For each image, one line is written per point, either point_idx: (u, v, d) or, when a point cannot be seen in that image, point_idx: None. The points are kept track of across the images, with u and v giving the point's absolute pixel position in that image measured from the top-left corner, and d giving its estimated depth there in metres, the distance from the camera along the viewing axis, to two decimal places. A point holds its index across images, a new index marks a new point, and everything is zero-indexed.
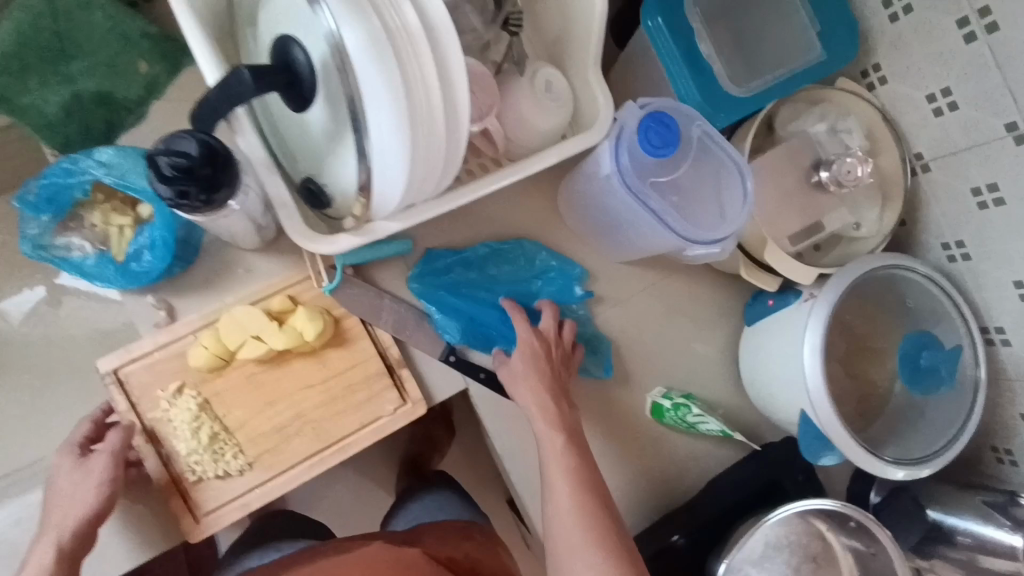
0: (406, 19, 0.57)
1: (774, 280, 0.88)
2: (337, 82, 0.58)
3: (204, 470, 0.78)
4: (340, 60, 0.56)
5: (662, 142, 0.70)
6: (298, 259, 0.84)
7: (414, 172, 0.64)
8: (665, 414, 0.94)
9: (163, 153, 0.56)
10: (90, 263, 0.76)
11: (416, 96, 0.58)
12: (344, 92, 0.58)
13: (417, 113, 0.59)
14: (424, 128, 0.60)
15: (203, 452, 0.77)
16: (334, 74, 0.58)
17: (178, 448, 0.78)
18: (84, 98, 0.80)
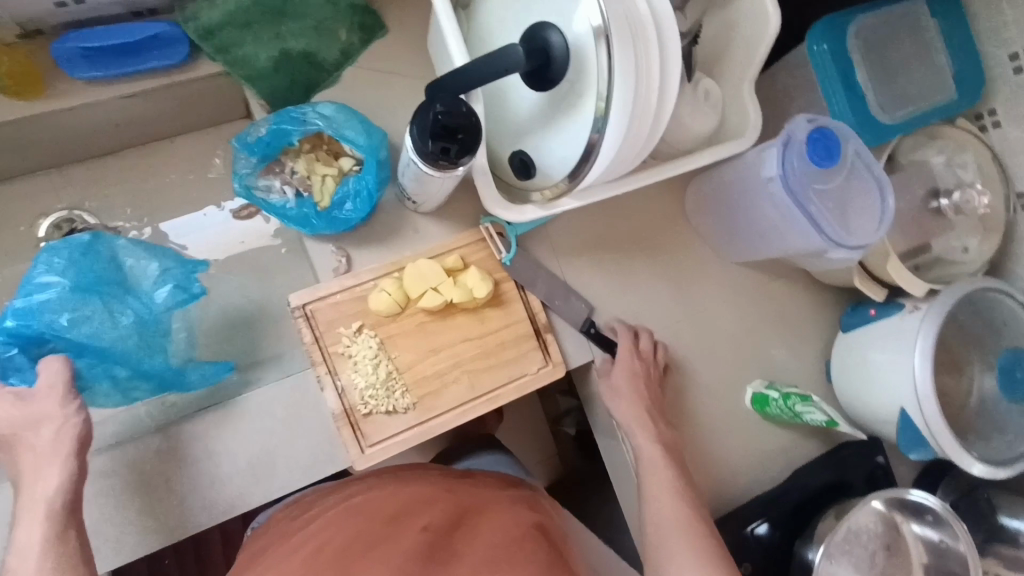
0: (639, 13, 0.66)
1: (881, 291, 0.97)
2: (587, 68, 0.66)
3: (375, 404, 0.85)
4: (599, 48, 0.64)
5: (826, 153, 0.79)
6: (463, 226, 0.93)
7: (624, 148, 0.71)
8: (771, 404, 1.01)
9: (440, 103, 0.63)
10: (290, 207, 0.82)
11: (644, 77, 0.66)
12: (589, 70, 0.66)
13: (642, 91, 0.67)
14: (642, 106, 0.68)
15: (377, 387, 0.85)
16: (587, 60, 0.66)
17: (356, 381, 0.85)
18: (293, 55, 0.87)
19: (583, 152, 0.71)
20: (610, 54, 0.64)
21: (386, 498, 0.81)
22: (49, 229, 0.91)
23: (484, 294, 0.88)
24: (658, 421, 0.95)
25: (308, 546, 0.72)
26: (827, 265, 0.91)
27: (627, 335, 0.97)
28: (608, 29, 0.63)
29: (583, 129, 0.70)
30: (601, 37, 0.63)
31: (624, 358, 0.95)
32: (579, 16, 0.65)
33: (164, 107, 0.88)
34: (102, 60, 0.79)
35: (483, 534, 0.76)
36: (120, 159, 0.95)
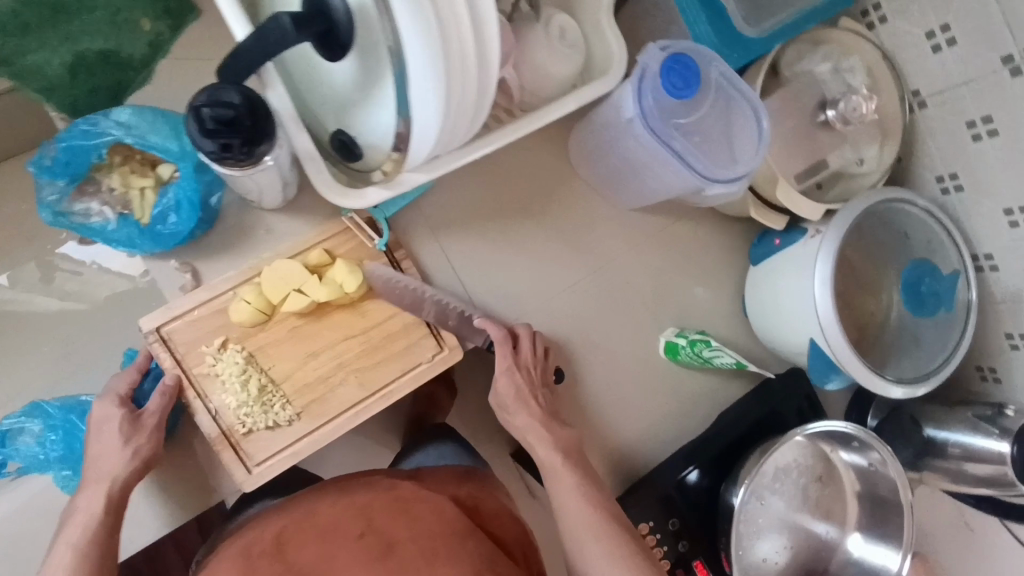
0: None
1: (781, 219, 0.92)
2: (371, 26, 0.57)
3: (254, 421, 0.79)
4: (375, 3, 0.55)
5: (683, 82, 0.72)
6: (320, 218, 0.85)
7: (449, 119, 0.63)
8: (680, 352, 0.98)
9: (206, 101, 0.55)
10: (112, 229, 0.74)
11: (450, 37, 0.56)
12: (385, 40, 0.57)
13: (451, 56, 0.57)
14: (458, 74, 0.59)
15: (252, 404, 0.79)
16: (370, 16, 0.56)
17: (228, 401, 0.79)
18: (89, 57, 0.78)
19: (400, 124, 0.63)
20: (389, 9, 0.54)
21: (313, 501, 0.82)
22: None
23: (353, 289, 0.81)
24: (554, 430, 0.88)
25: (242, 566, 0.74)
26: (712, 201, 0.85)
27: (503, 344, 0.87)
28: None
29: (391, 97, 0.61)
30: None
31: (504, 372, 0.87)
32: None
33: None
34: None
35: (412, 523, 0.78)
36: None
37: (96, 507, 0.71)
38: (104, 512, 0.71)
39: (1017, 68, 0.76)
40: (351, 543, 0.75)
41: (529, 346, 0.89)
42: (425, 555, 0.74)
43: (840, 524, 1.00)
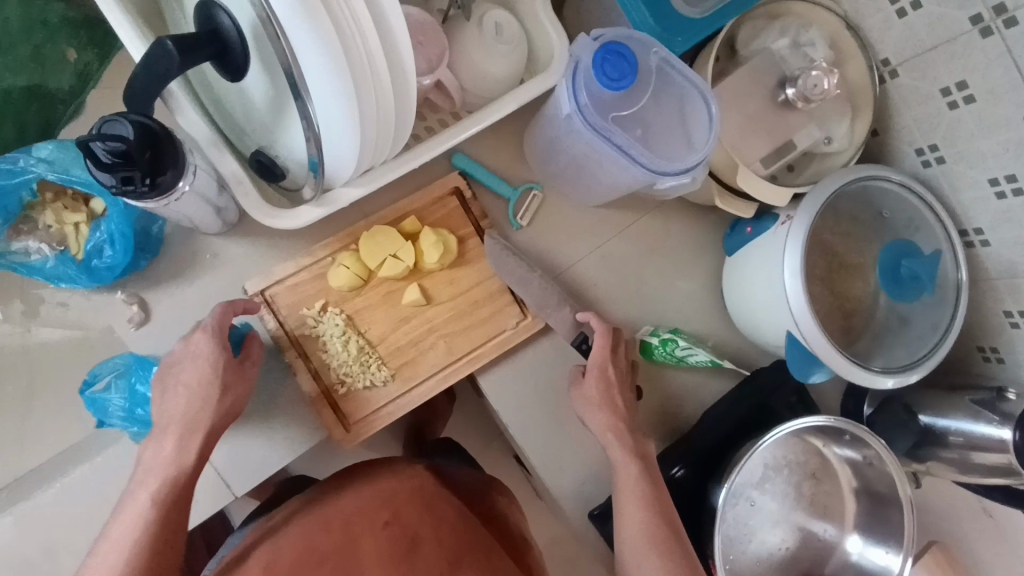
0: None
1: (749, 207, 0.86)
2: (262, 41, 0.54)
3: (353, 380, 0.83)
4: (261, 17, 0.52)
5: (619, 74, 0.67)
6: (266, 239, 0.83)
7: (367, 133, 0.61)
8: (654, 352, 0.93)
9: (98, 139, 0.53)
10: (50, 265, 0.73)
11: (354, 52, 0.54)
12: (280, 58, 0.54)
13: (359, 69, 0.55)
14: (371, 86, 0.57)
15: (352, 363, 0.83)
16: (259, 31, 0.54)
17: (329, 361, 0.83)
18: (14, 94, 0.76)
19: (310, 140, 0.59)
20: (274, 22, 0.51)
21: (350, 493, 0.80)
22: None
23: (438, 258, 0.84)
24: (634, 436, 0.83)
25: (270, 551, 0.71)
26: (671, 193, 0.81)
27: (602, 338, 0.84)
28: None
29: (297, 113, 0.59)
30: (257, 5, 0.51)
31: (596, 365, 0.84)
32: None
33: None
34: None
35: (444, 521, 0.75)
36: None
37: (170, 460, 0.68)
38: (178, 469, 0.67)
39: (987, 27, 0.69)
40: (378, 533, 0.72)
41: (623, 352, 0.86)
42: (452, 553, 0.70)
43: (838, 523, 0.94)
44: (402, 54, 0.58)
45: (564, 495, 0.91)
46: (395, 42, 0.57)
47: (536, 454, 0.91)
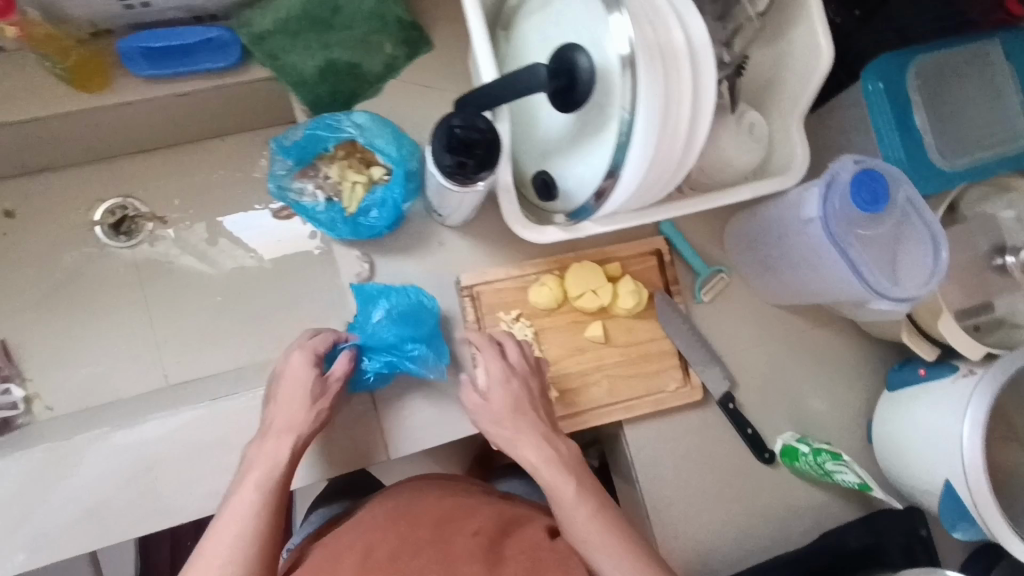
0: (672, 38, 0.65)
1: (933, 350, 0.90)
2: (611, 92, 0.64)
3: None
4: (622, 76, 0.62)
5: (872, 198, 0.74)
6: (487, 243, 0.93)
7: (651, 178, 0.70)
8: (801, 457, 0.94)
9: (457, 118, 0.64)
10: (319, 210, 0.84)
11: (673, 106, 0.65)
12: (619, 101, 0.64)
13: (671, 123, 0.65)
14: (672, 136, 0.66)
15: None
16: (613, 83, 0.64)
17: None
18: (338, 65, 0.88)
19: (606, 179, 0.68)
20: (633, 83, 0.62)
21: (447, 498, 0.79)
22: (104, 214, 0.99)
23: (632, 305, 0.91)
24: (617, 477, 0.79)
25: (366, 538, 0.71)
26: (869, 315, 0.85)
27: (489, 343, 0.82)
28: (635, 58, 0.61)
29: (603, 157, 0.68)
30: (624, 68, 0.62)
31: (514, 375, 0.81)
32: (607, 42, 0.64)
33: (219, 104, 0.93)
34: (158, 59, 0.84)
35: (574, 507, 0.72)
36: (174, 151, 1.01)
37: (279, 456, 0.70)
38: (275, 466, 0.68)
39: None
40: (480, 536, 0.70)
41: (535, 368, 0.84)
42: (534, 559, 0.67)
43: None
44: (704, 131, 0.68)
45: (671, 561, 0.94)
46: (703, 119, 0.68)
47: (653, 510, 0.95)
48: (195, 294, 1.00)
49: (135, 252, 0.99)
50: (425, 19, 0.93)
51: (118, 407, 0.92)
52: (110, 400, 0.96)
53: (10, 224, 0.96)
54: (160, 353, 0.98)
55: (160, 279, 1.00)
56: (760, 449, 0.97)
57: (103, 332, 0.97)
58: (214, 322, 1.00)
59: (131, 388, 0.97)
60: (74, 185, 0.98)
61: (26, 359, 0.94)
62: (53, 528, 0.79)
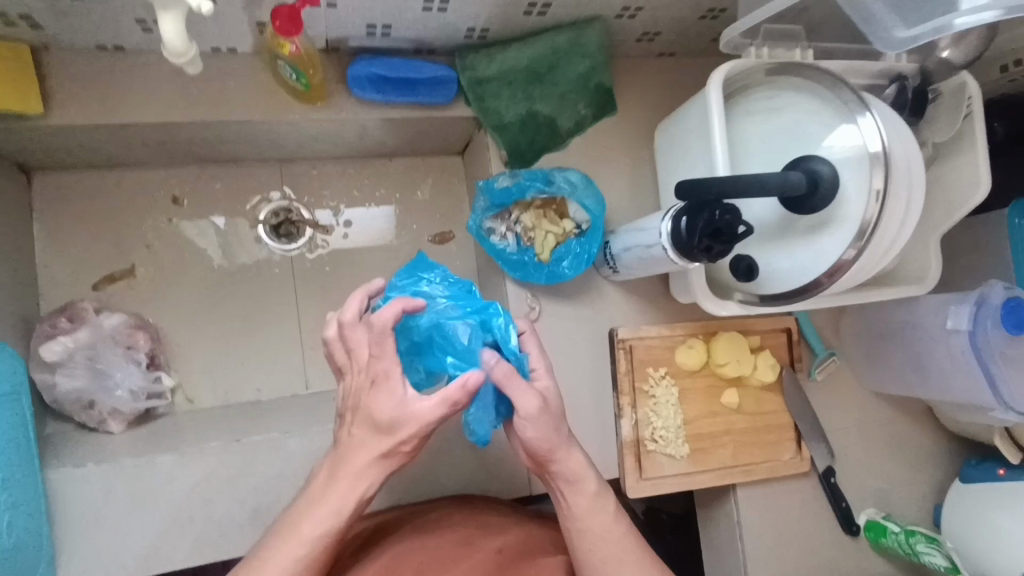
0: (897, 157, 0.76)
1: (1017, 454, 1.01)
2: (854, 190, 0.74)
3: (662, 444, 0.96)
4: (874, 175, 0.73)
5: (1020, 325, 0.85)
6: (641, 301, 0.99)
7: (858, 273, 0.79)
8: (888, 535, 1.02)
9: (720, 209, 0.69)
10: (510, 252, 0.90)
11: (895, 211, 0.76)
12: (857, 209, 0.74)
13: (890, 226, 0.76)
14: (887, 238, 0.77)
15: (669, 429, 0.96)
16: (856, 184, 0.74)
17: (652, 420, 0.96)
18: (538, 117, 0.94)
19: (835, 265, 0.76)
20: (883, 184, 0.73)
21: (460, 516, 0.84)
22: (269, 214, 1.02)
23: (767, 379, 0.99)
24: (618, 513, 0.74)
25: (388, 555, 0.77)
26: (979, 418, 0.95)
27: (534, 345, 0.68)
28: (886, 163, 0.73)
29: (831, 246, 0.76)
30: (876, 169, 0.73)
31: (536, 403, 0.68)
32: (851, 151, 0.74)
33: (411, 130, 0.97)
34: (384, 86, 0.88)
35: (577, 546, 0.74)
36: (344, 165, 1.05)
37: (327, 512, 0.64)
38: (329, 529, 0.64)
39: None
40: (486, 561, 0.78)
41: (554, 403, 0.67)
42: None
43: None
44: (905, 237, 0.79)
45: None
46: (905, 229, 0.78)
47: (753, 571, 1.02)
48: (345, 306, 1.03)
49: (293, 254, 1.02)
50: (616, 85, 1.00)
51: (268, 409, 0.94)
52: (252, 398, 0.98)
53: (179, 212, 0.98)
54: (304, 359, 1.00)
55: (312, 286, 1.02)
56: (850, 523, 1.05)
57: (252, 331, 0.99)
58: None
59: (273, 390, 0.99)
60: (246, 183, 1.01)
61: (177, 348, 0.96)
62: (217, 524, 0.81)
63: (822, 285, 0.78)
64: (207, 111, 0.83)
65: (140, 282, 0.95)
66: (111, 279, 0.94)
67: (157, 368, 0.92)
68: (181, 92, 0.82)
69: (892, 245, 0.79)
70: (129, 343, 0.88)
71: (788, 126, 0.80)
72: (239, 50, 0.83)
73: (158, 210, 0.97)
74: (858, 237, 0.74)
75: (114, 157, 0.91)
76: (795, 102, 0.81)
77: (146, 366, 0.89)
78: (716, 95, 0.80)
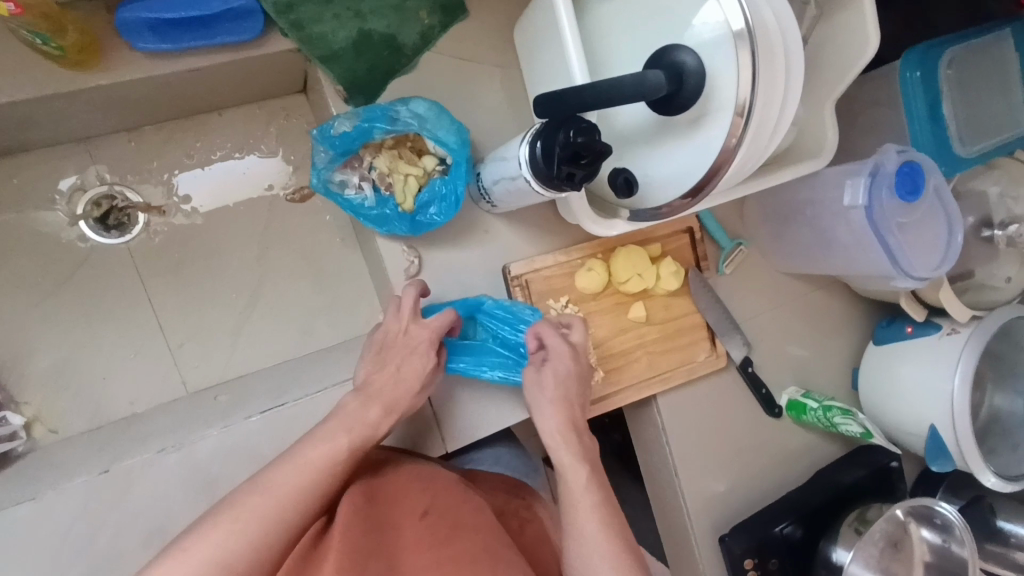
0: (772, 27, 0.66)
1: (922, 311, 1.02)
2: (721, 72, 0.64)
3: None
4: (740, 50, 0.62)
5: (911, 189, 0.82)
6: (533, 229, 0.91)
7: (743, 166, 0.71)
8: (809, 412, 1.05)
9: (575, 133, 0.60)
10: (369, 205, 0.78)
11: (773, 94, 0.66)
12: (731, 98, 0.64)
13: (768, 111, 0.67)
14: (766, 124, 0.68)
15: None
16: (723, 65, 0.64)
17: None
18: (373, 36, 0.79)
19: (714, 166, 0.67)
20: (752, 58, 0.62)
21: (392, 481, 0.76)
22: (88, 205, 0.87)
23: (673, 286, 0.94)
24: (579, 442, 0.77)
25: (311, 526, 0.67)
26: (884, 286, 0.93)
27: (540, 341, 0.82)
28: (752, 32, 0.62)
29: (708, 143, 0.67)
30: (741, 42, 0.62)
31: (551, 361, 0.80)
32: (717, 28, 0.64)
33: (231, 77, 0.82)
34: (168, 31, 0.71)
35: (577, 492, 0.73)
36: (169, 130, 0.90)
37: (248, 517, 0.62)
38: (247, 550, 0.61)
39: None
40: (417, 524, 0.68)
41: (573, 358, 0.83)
42: (484, 546, 0.64)
43: None
44: (788, 115, 0.71)
45: (696, 509, 1.04)
46: (788, 105, 0.70)
47: (686, 471, 1.03)
48: (207, 290, 0.92)
49: (132, 245, 0.89)
50: None
51: (145, 422, 0.85)
52: (126, 412, 0.88)
53: None
54: (176, 359, 0.90)
55: (164, 276, 0.90)
56: (771, 405, 1.07)
57: (110, 342, 0.88)
58: (235, 320, 0.93)
59: (148, 398, 0.89)
60: (52, 172, 0.85)
61: (20, 379, 0.84)
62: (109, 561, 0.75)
63: (707, 189, 0.70)
64: None
65: None
66: None
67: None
68: None
69: (777, 126, 0.71)
70: None
71: (649, 12, 0.69)
72: None
73: None
74: (733, 129, 0.65)
75: None
76: None
77: None
78: None
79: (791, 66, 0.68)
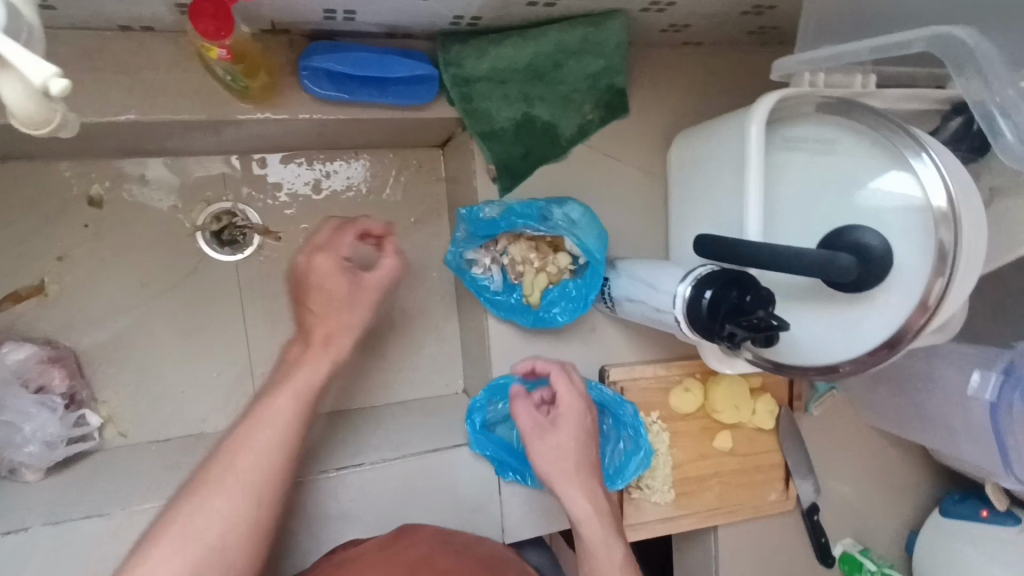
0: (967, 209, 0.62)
1: (1003, 499, 0.98)
2: (906, 256, 0.61)
3: (648, 490, 0.89)
4: (938, 235, 0.60)
5: None
6: (638, 337, 0.89)
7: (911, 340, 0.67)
8: (863, 572, 1.01)
9: (764, 310, 0.56)
10: (495, 289, 0.79)
11: (959, 282, 0.62)
12: (924, 281, 0.60)
13: (951, 298, 0.63)
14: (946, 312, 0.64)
15: (655, 474, 0.89)
16: (913, 242, 0.61)
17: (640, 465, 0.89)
18: (536, 122, 0.78)
19: (878, 349, 0.64)
20: (945, 246, 0.59)
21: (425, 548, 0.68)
22: (209, 218, 0.86)
23: (766, 425, 0.93)
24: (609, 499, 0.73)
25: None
26: (983, 471, 0.90)
27: (559, 376, 0.75)
28: (955, 216, 0.60)
29: (877, 319, 0.63)
30: (941, 228, 0.60)
31: (568, 405, 0.73)
32: (909, 210, 0.62)
33: (383, 128, 0.80)
34: (346, 83, 0.70)
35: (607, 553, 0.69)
36: (303, 158, 0.89)
37: None
38: None
39: None
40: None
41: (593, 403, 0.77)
42: None
43: None
44: (958, 304, 0.65)
45: None
46: (957, 297, 0.63)
47: None
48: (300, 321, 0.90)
49: (239, 264, 0.87)
50: (630, 84, 0.84)
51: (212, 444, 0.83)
52: (193, 428, 0.86)
53: (96, 216, 0.82)
54: (254, 385, 0.88)
55: (260, 298, 0.88)
56: (826, 556, 1.03)
57: (197, 355, 0.86)
58: None
59: (219, 419, 0.87)
60: (182, 179, 0.85)
61: (103, 377, 0.83)
62: None
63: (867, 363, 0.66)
64: (116, 110, 0.64)
65: (52, 301, 0.80)
66: (16, 299, 0.79)
67: (79, 406, 0.79)
68: (79, 82, 0.63)
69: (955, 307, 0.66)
70: (41, 382, 0.74)
71: (833, 173, 0.67)
72: (157, 28, 0.65)
73: (71, 214, 0.81)
74: (916, 313, 0.61)
75: (11, 150, 0.73)
76: (846, 141, 0.67)
77: (65, 408, 0.76)
78: (756, 131, 0.65)
79: (976, 257, 0.63)
